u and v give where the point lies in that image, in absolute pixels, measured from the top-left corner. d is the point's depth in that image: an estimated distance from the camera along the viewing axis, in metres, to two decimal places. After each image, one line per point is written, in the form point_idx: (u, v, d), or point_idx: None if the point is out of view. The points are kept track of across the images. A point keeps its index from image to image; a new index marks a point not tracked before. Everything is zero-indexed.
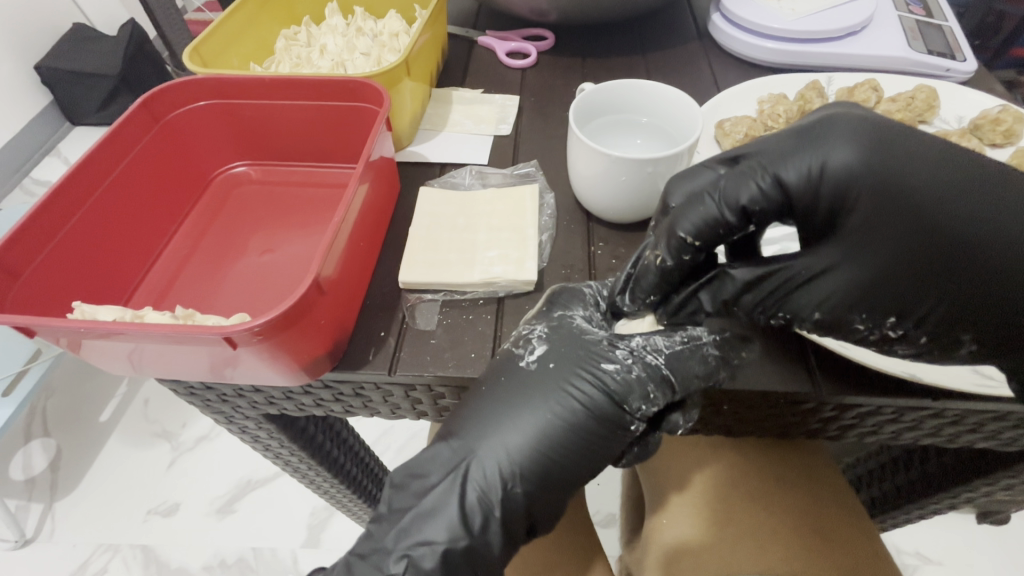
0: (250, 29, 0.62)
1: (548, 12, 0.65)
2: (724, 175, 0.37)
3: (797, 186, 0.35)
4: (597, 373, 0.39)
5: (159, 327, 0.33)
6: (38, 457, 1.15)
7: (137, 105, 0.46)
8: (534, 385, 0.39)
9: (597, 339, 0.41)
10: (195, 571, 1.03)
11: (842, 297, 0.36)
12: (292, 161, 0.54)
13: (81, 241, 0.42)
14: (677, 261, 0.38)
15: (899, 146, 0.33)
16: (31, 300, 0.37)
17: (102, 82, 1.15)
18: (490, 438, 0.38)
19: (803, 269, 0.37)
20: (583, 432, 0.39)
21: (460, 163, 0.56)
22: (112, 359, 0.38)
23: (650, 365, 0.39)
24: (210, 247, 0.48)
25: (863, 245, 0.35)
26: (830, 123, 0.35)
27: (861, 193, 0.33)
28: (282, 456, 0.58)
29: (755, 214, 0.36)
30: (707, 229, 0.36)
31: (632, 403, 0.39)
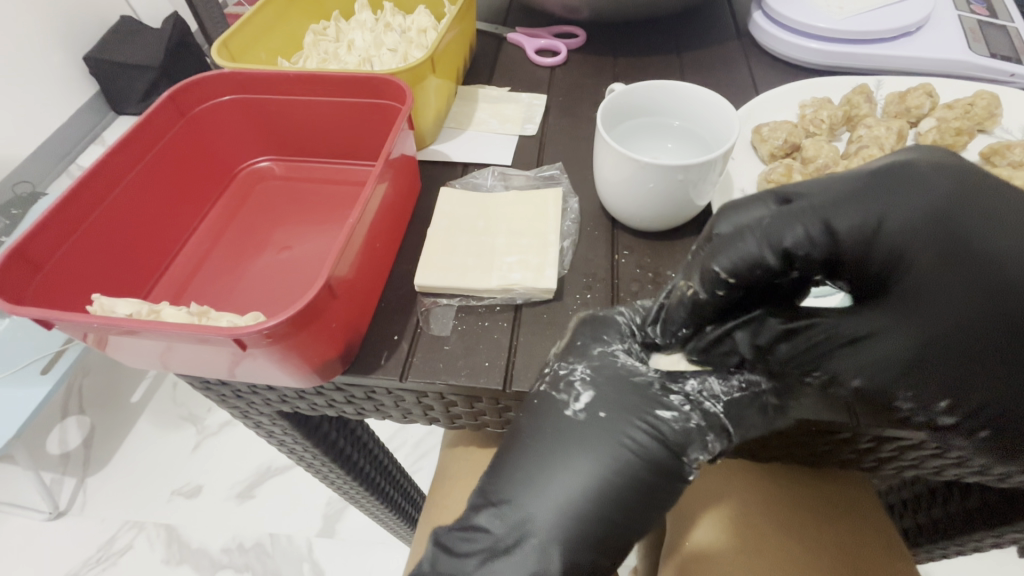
0: (280, 24, 0.62)
1: (580, 9, 0.64)
2: (771, 213, 0.33)
3: (850, 236, 0.32)
4: (654, 423, 0.36)
5: (171, 326, 0.32)
6: (73, 433, 1.19)
7: (165, 98, 0.46)
8: (588, 436, 0.36)
9: (647, 380, 0.38)
10: (215, 552, 1.06)
11: (893, 364, 0.34)
12: (315, 158, 0.54)
13: (105, 234, 0.42)
14: (710, 295, 0.34)
15: (972, 205, 0.31)
16: (53, 291, 0.38)
17: (144, 74, 1.18)
18: (542, 493, 0.35)
19: (847, 326, 0.35)
20: (639, 485, 0.36)
21: (483, 163, 0.54)
22: (134, 354, 0.38)
23: (711, 413, 0.37)
24: (229, 244, 0.48)
25: (916, 314, 0.33)
26: (901, 171, 0.32)
27: (920, 253, 0.31)
28: (296, 451, 0.58)
29: (797, 259, 0.33)
30: (746, 267, 0.33)
31: (690, 453, 0.37)
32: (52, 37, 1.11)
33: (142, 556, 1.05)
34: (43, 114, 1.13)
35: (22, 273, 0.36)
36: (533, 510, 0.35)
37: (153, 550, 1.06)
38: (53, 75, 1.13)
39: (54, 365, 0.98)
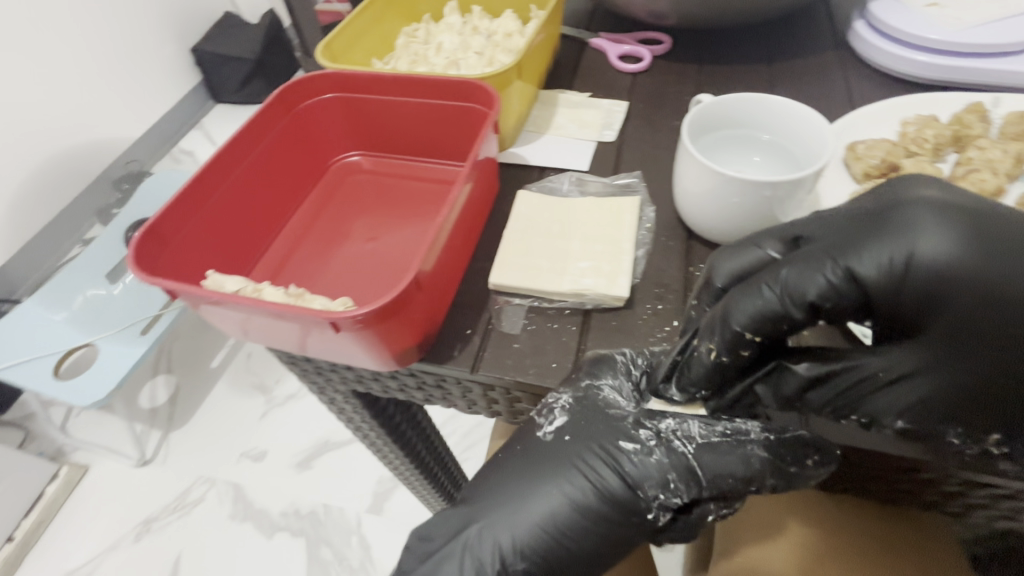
0: (376, 26, 0.66)
1: (666, 15, 0.63)
2: (789, 265, 0.35)
3: (876, 278, 0.33)
4: (613, 454, 0.38)
5: (277, 306, 0.35)
6: (161, 390, 1.31)
7: (276, 95, 0.50)
8: (548, 457, 0.40)
9: (621, 414, 0.40)
10: (275, 514, 1.14)
11: (933, 405, 0.33)
12: (401, 154, 0.57)
13: (219, 217, 0.46)
14: (732, 355, 0.36)
15: (991, 236, 0.32)
16: (174, 265, 0.43)
17: (242, 66, 1.40)
18: (497, 506, 0.40)
19: (881, 369, 0.34)
20: (595, 514, 0.38)
21: (561, 167, 0.55)
22: (230, 325, 0.41)
23: (677, 452, 0.38)
24: (320, 232, 0.52)
25: (952, 349, 0.32)
26: (906, 209, 0.34)
27: (958, 292, 0.32)
28: (361, 429, 0.62)
29: (824, 308, 0.34)
30: (765, 319, 0.35)
31: (647, 490, 0.38)
32: (165, 34, 1.30)
33: (212, 510, 1.15)
34: (153, 102, 1.32)
35: (153, 248, 0.41)
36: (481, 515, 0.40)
37: (222, 505, 1.15)
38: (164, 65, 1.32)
39: (152, 327, 1.09)
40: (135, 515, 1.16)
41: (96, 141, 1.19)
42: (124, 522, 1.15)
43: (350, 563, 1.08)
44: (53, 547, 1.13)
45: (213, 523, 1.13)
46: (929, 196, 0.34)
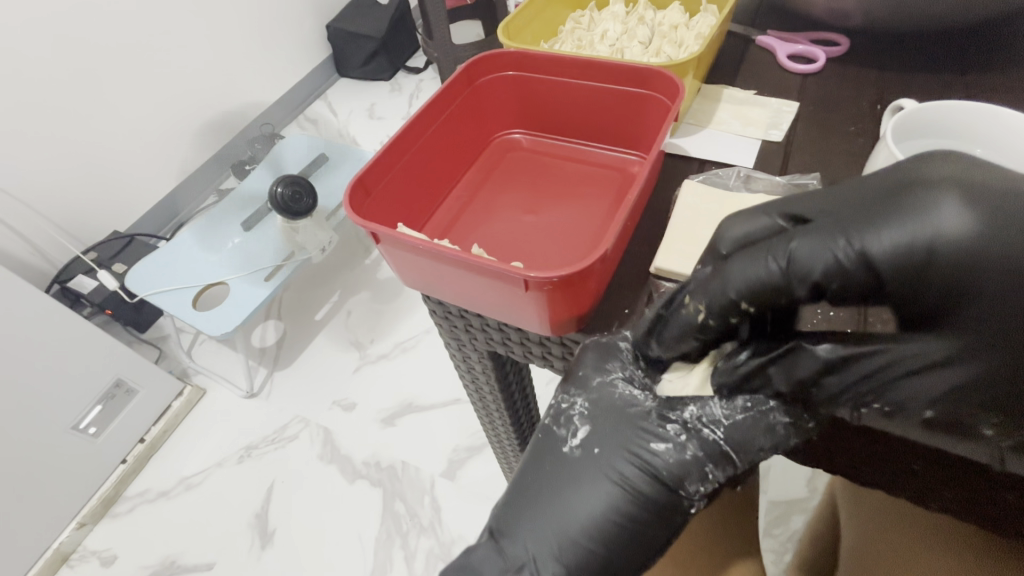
0: (544, 11, 0.68)
1: (851, 15, 0.60)
2: (797, 240, 0.36)
3: (888, 260, 0.34)
4: (644, 455, 0.40)
5: (477, 260, 0.39)
6: (271, 332, 1.45)
7: (463, 68, 0.54)
8: (581, 468, 0.41)
9: (642, 411, 0.42)
10: (358, 462, 1.23)
11: (952, 391, 0.35)
12: (562, 136, 0.59)
13: (407, 176, 0.51)
14: (722, 321, 0.39)
15: (1010, 218, 0.32)
16: (372, 213, 0.48)
17: (369, 43, 1.68)
18: (545, 528, 0.41)
19: (897, 352, 0.36)
20: (638, 518, 0.40)
21: (725, 163, 0.55)
22: (414, 272, 0.45)
23: (707, 439, 0.40)
24: (484, 202, 0.56)
25: (976, 334, 0.33)
26: (922, 187, 0.34)
27: (981, 275, 0.32)
28: (480, 390, 0.67)
29: (829, 286, 0.36)
30: (761, 288, 0.37)
31: (688, 485, 0.40)
32: (306, 11, 1.63)
33: (304, 448, 1.26)
34: (290, 72, 1.66)
35: (360, 196, 0.47)
36: (531, 545, 0.41)
37: (312, 446, 1.26)
38: (305, 39, 1.67)
39: (275, 275, 1.25)
40: (239, 440, 1.29)
41: (236, 105, 1.53)
42: (230, 443, 1.29)
43: (420, 520, 1.14)
44: (170, 455, 1.28)
45: (304, 458, 1.24)
46: (946, 170, 0.35)
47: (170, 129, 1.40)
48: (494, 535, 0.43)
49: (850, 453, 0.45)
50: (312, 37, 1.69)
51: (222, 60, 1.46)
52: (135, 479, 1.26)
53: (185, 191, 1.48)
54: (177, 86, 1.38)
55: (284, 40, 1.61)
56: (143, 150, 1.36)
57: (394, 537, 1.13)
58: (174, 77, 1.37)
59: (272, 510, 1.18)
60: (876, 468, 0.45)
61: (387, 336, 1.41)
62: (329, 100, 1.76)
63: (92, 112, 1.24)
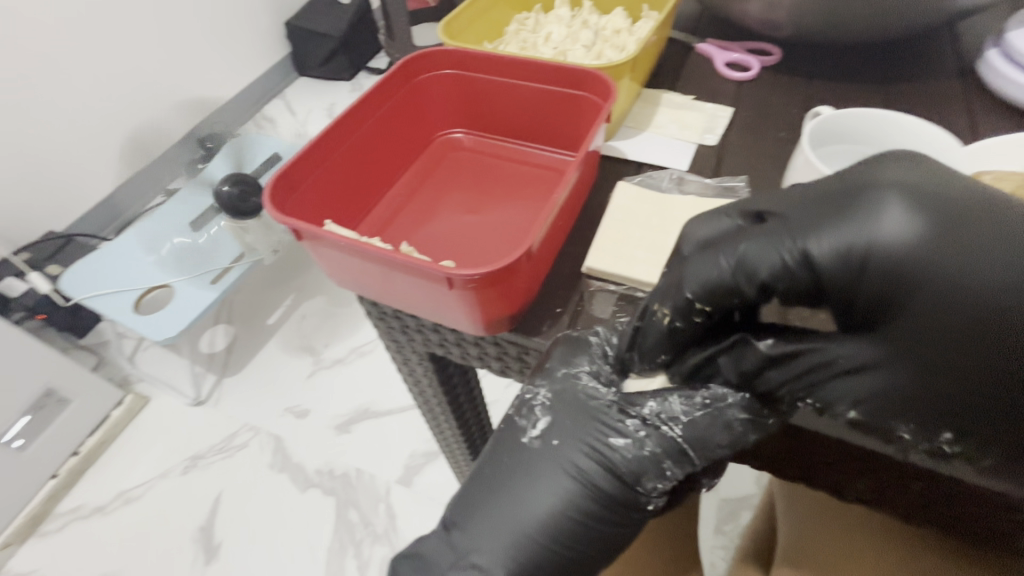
0: (489, 11, 0.68)
1: (782, 27, 0.63)
2: (751, 241, 0.36)
3: (830, 266, 0.34)
4: (603, 447, 0.40)
5: (404, 257, 0.37)
6: (220, 338, 1.39)
7: (400, 65, 0.53)
8: (539, 461, 0.41)
9: (604, 405, 0.42)
10: (310, 471, 1.19)
11: (884, 396, 0.35)
12: (503, 137, 0.59)
13: (337, 172, 0.50)
14: (686, 323, 0.38)
15: (954, 233, 0.32)
16: (297, 210, 0.47)
17: (327, 41, 1.65)
18: (500, 521, 0.40)
19: (843, 357, 0.36)
20: (594, 514, 0.40)
21: (660, 165, 0.56)
22: (355, 275, 0.43)
23: (666, 436, 0.40)
24: (421, 201, 0.55)
25: (910, 347, 0.34)
26: (876, 193, 0.34)
27: (918, 288, 0.32)
28: (425, 394, 0.65)
29: (775, 288, 0.36)
30: (713, 288, 0.37)
31: (645, 482, 0.40)
32: (262, 7, 1.58)
33: (253, 457, 1.21)
34: (243, 68, 1.60)
35: (283, 192, 0.45)
36: (483, 541, 0.40)
37: (262, 455, 1.21)
38: (261, 35, 1.62)
39: (223, 277, 1.20)
40: (184, 449, 1.23)
41: (184, 100, 1.47)
42: (174, 453, 1.22)
43: (375, 528, 1.11)
44: (108, 467, 1.21)
45: (253, 468, 1.19)
46: (905, 178, 0.33)
47: (111, 124, 1.32)
48: (446, 528, 0.42)
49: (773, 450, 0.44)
50: (268, 34, 1.64)
51: (169, 54, 1.40)
52: (68, 495, 1.18)
53: (129, 190, 1.41)
54: (120, 79, 1.31)
55: (238, 36, 1.55)
56: (81, 145, 1.28)
57: (347, 546, 1.10)
58: (117, 69, 1.30)
59: (218, 523, 1.13)
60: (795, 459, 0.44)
61: (343, 340, 1.37)
62: (286, 99, 1.72)
63: (23, 103, 1.16)
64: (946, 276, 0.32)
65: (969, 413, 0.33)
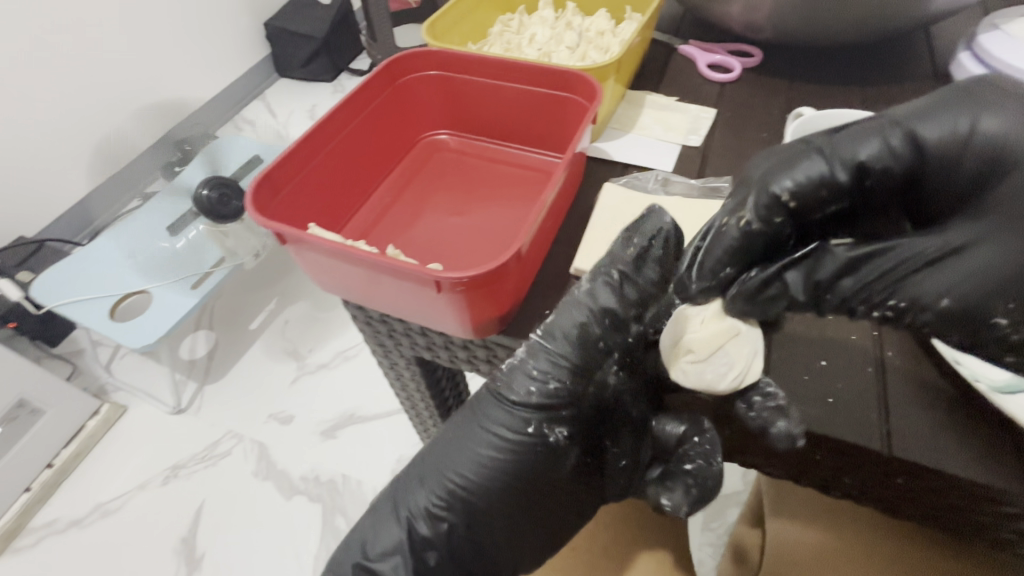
0: (473, 12, 0.68)
1: (763, 29, 0.64)
2: (848, 132, 0.36)
3: (933, 147, 0.35)
4: (506, 393, 0.41)
5: (358, 253, 0.37)
6: (201, 344, 1.36)
7: (384, 66, 0.52)
8: (465, 404, 0.44)
9: (525, 351, 0.42)
10: (295, 477, 1.17)
11: (983, 281, 0.33)
12: (488, 138, 0.59)
13: (321, 174, 0.49)
14: (764, 223, 0.36)
15: None
16: (281, 214, 0.46)
17: (309, 43, 1.63)
18: (428, 455, 0.44)
19: (930, 245, 0.35)
20: (502, 450, 0.42)
21: (645, 166, 0.56)
22: (334, 278, 0.43)
23: (557, 372, 0.41)
24: (407, 203, 0.54)
25: (1013, 222, 0.33)
26: (974, 94, 0.35)
27: (1021, 165, 0.33)
28: (412, 398, 0.65)
29: (875, 169, 0.35)
30: (808, 178, 0.35)
31: (538, 418, 0.41)
32: (242, 7, 1.56)
33: (237, 464, 1.18)
34: (223, 69, 1.57)
35: (265, 195, 0.44)
36: (415, 468, 0.44)
37: (246, 463, 1.19)
38: (241, 36, 1.59)
39: (203, 282, 1.17)
40: (164, 459, 1.20)
41: (161, 101, 1.43)
42: (153, 463, 1.19)
43: None
44: (85, 478, 1.18)
45: (237, 477, 1.17)
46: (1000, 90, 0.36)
47: (85, 125, 1.29)
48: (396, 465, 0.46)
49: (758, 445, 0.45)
50: (248, 35, 1.61)
51: (146, 54, 1.36)
52: (42, 508, 1.14)
53: (104, 193, 1.37)
54: (95, 79, 1.28)
55: (217, 36, 1.53)
56: (54, 147, 1.24)
57: None
58: (90, 69, 1.26)
59: (200, 533, 1.11)
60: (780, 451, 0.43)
61: (328, 345, 1.35)
62: (267, 100, 1.69)
63: None
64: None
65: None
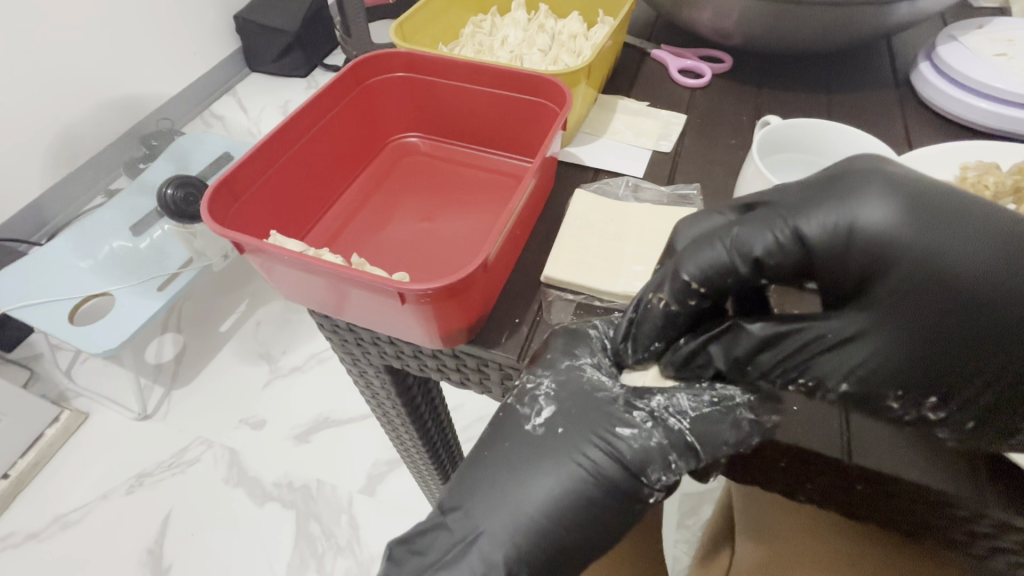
0: (444, 12, 0.67)
1: (732, 34, 0.64)
2: (741, 223, 0.37)
3: (820, 242, 0.35)
4: (610, 438, 0.38)
5: (322, 264, 0.36)
6: (168, 348, 1.32)
7: (349, 67, 0.51)
8: (543, 450, 0.39)
9: (611, 397, 0.40)
10: (267, 483, 1.14)
11: (871, 368, 0.35)
12: (458, 142, 0.58)
13: (282, 180, 0.47)
14: (682, 305, 0.38)
15: (930, 211, 0.33)
16: (241, 221, 0.44)
17: (281, 37, 1.59)
18: (497, 506, 0.38)
19: (830, 332, 0.36)
20: (596, 506, 0.38)
21: (616, 172, 0.56)
22: (311, 296, 0.42)
23: (673, 429, 0.39)
24: (374, 207, 0.53)
25: (898, 312, 0.34)
26: (855, 178, 0.35)
27: (900, 257, 0.33)
28: (383, 406, 0.63)
29: (769, 265, 0.36)
30: (713, 273, 0.37)
31: (650, 473, 0.38)
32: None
33: (206, 471, 1.15)
34: (190, 63, 1.52)
35: (224, 202, 0.43)
36: (486, 521, 0.38)
37: (217, 469, 1.16)
38: (209, 29, 1.54)
39: (170, 284, 1.13)
40: (130, 466, 1.16)
41: (124, 96, 1.38)
42: (117, 472, 1.15)
43: (337, 540, 1.08)
44: (45, 488, 1.13)
45: (207, 483, 1.14)
46: (886, 170, 0.35)
47: (43, 120, 1.23)
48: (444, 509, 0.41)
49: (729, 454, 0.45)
50: (216, 28, 1.56)
51: (107, 47, 1.31)
52: None
53: (62, 191, 1.32)
54: (52, 71, 1.22)
55: (183, 29, 1.47)
56: (9, 142, 1.19)
57: (307, 560, 1.06)
58: (46, 62, 1.21)
59: (168, 543, 1.07)
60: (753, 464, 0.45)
61: (301, 347, 1.32)
62: (237, 96, 1.65)
63: None
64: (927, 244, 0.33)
65: (950, 376, 0.34)
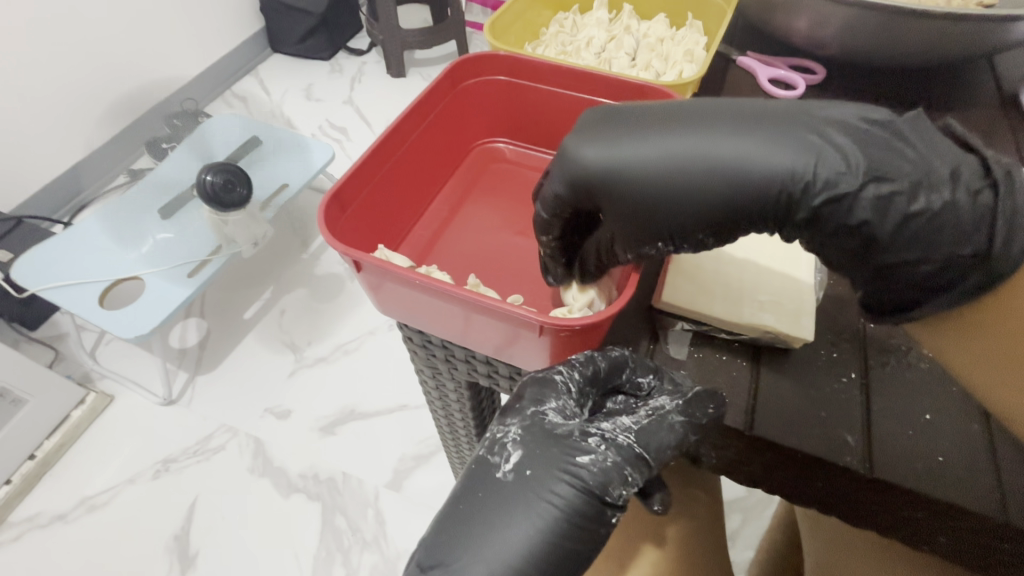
0: (525, 12, 0.68)
1: (827, 44, 0.61)
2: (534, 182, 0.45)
3: (563, 187, 0.42)
4: (573, 470, 0.38)
5: (445, 286, 0.38)
6: (192, 333, 1.30)
7: (450, 72, 0.53)
8: (513, 494, 0.38)
9: (569, 431, 0.40)
10: (293, 475, 1.11)
11: (633, 241, 0.41)
12: (543, 148, 0.60)
13: (387, 186, 0.49)
14: (548, 242, 0.45)
15: (612, 133, 0.41)
16: (353, 226, 0.47)
17: (307, 19, 1.51)
18: (475, 557, 0.37)
19: (607, 237, 0.43)
20: (569, 537, 0.38)
21: None
22: (402, 304, 0.44)
23: (625, 447, 0.40)
24: (468, 214, 0.55)
25: (629, 206, 0.40)
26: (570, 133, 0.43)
27: (607, 174, 0.40)
28: (450, 419, 0.62)
29: (553, 208, 0.43)
30: (541, 224, 0.44)
31: (613, 491, 0.38)
32: None
33: (231, 460, 1.13)
34: (215, 42, 1.48)
35: (337, 212, 0.45)
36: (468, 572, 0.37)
37: (240, 458, 1.13)
38: (235, 8, 1.49)
39: (199, 271, 1.09)
40: (153, 453, 1.14)
41: (149, 74, 1.35)
42: (141, 458, 1.13)
43: (363, 535, 1.06)
44: (68, 472, 1.11)
45: (230, 471, 1.12)
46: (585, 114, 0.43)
47: (69, 96, 1.21)
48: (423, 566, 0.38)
49: (854, 499, 0.40)
50: (241, 7, 1.51)
51: (134, 23, 1.28)
52: (24, 501, 1.08)
53: (88, 168, 1.30)
54: (78, 48, 1.19)
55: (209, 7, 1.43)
56: (36, 119, 1.17)
57: (333, 555, 1.04)
58: (71, 38, 1.18)
59: (194, 530, 1.06)
60: (870, 518, 0.41)
61: (327, 337, 1.29)
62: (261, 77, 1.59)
63: None
64: (661, 131, 0.40)
65: (682, 228, 0.40)
